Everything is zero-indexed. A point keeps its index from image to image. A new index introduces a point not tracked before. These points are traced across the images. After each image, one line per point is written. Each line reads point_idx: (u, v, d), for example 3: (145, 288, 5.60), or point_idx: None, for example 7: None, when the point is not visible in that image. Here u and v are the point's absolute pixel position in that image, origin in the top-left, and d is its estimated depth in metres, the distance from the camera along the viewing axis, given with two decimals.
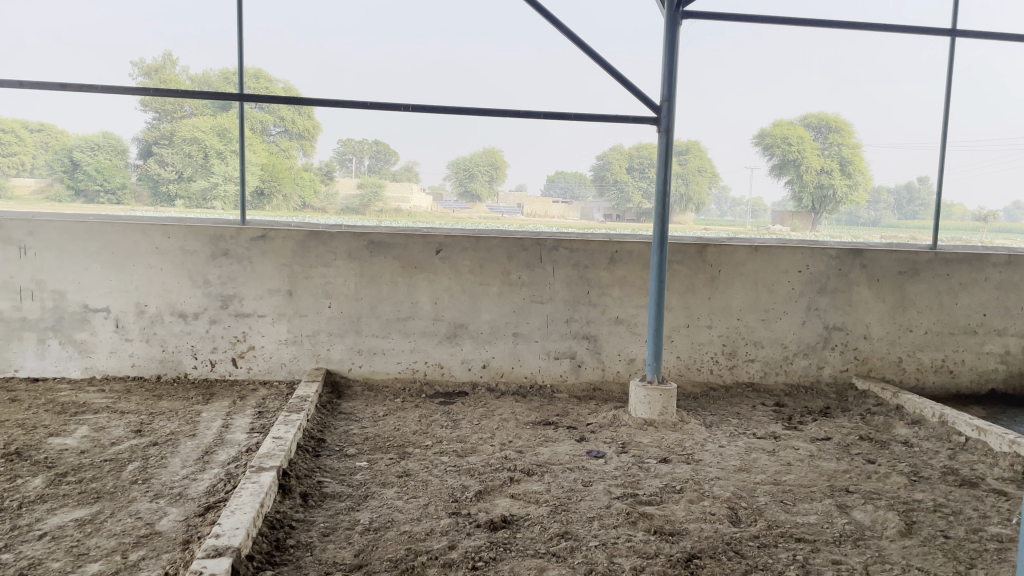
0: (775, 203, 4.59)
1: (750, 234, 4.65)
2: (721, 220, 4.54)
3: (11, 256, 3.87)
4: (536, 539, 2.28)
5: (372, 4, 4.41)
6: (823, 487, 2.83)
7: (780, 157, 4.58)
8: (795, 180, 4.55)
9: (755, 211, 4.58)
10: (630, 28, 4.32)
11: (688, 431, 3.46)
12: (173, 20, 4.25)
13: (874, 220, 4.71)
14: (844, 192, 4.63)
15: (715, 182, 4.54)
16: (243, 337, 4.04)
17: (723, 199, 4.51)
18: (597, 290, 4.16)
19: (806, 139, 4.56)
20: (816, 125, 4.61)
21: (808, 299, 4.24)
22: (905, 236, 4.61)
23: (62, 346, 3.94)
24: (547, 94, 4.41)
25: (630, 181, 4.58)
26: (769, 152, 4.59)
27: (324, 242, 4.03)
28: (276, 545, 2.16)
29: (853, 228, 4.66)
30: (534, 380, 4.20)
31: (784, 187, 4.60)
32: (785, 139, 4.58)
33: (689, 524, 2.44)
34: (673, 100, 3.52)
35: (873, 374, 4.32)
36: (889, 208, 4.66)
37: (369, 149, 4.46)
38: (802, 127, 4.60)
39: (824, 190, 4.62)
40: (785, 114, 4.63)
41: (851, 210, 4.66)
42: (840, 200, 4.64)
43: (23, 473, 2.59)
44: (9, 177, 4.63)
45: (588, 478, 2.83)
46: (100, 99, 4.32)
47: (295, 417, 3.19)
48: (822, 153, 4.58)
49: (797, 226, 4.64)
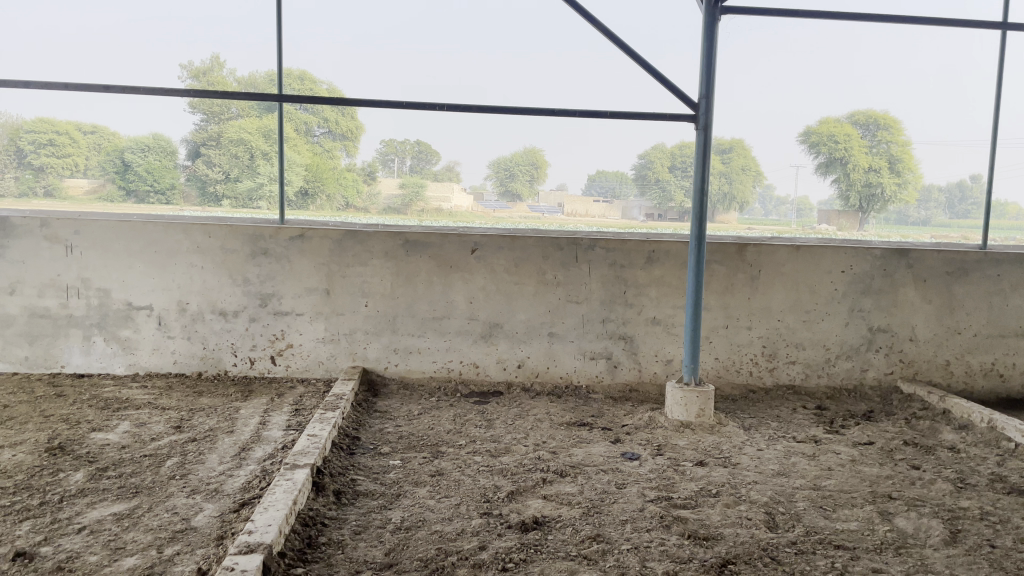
0: (821, 202, 4.52)
1: (795, 234, 4.57)
2: (766, 219, 4.50)
3: (59, 255, 3.97)
4: (567, 542, 2.25)
5: (408, 5, 4.41)
6: (864, 493, 2.76)
7: (826, 156, 4.47)
8: (841, 179, 4.47)
9: (801, 210, 4.51)
10: (668, 25, 4.27)
11: (726, 434, 3.40)
12: (214, 25, 4.33)
13: (924, 220, 4.54)
14: (892, 190, 4.48)
15: (759, 181, 4.47)
16: (281, 335, 4.09)
17: (768, 199, 4.45)
18: (634, 290, 4.12)
19: (852, 137, 4.44)
20: (863, 122, 4.45)
21: (851, 300, 4.14)
22: (956, 236, 4.50)
23: (107, 343, 4.03)
24: (588, 94, 4.36)
25: (672, 180, 4.56)
26: (814, 150, 4.46)
27: (361, 242, 4.06)
28: (308, 542, 2.18)
29: (902, 228, 4.52)
30: (570, 380, 4.17)
31: (830, 185, 4.53)
32: (831, 138, 4.44)
33: (724, 529, 2.39)
34: (711, 96, 3.46)
35: (919, 377, 4.20)
36: (940, 207, 4.49)
37: (411, 149, 4.47)
38: (849, 124, 4.45)
39: (873, 189, 4.50)
40: (832, 111, 4.45)
41: (899, 209, 4.50)
42: (889, 199, 4.48)
43: (66, 467, 2.65)
44: (60, 178, 4.48)
45: (622, 480, 2.79)
46: (152, 102, 4.37)
47: (330, 415, 3.21)
48: (870, 151, 4.46)
49: (843, 226, 4.52)
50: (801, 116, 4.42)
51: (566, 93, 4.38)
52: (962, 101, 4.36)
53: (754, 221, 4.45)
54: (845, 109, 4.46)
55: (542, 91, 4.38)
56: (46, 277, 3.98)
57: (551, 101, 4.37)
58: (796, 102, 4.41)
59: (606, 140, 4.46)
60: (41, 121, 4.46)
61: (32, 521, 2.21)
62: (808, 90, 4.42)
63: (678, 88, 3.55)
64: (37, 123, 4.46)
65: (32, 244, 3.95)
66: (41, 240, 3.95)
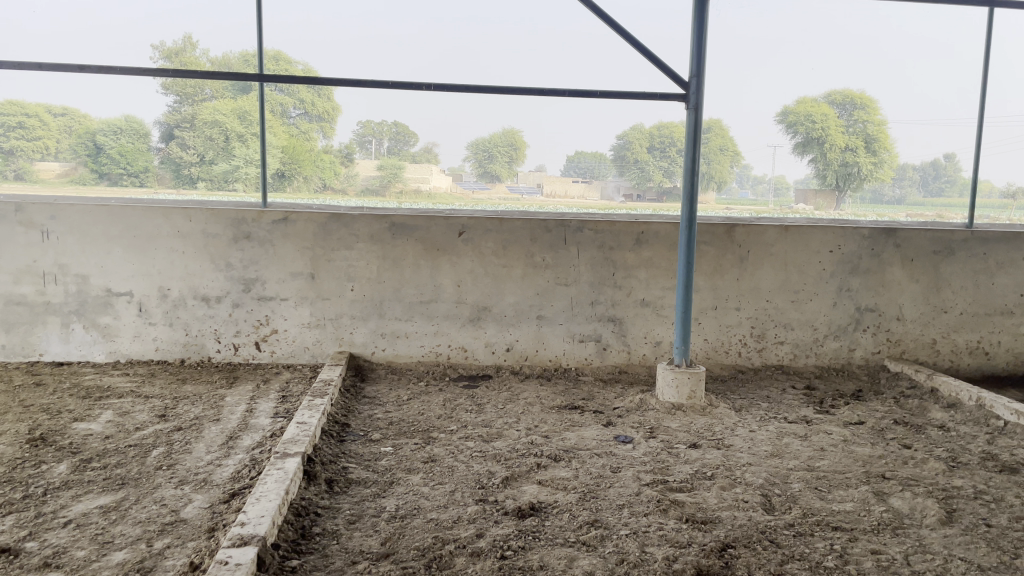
0: (798, 181, 4.50)
1: (773, 214, 4.56)
2: (743, 199, 4.49)
3: (34, 240, 3.86)
4: (565, 527, 2.23)
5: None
6: (859, 474, 2.76)
7: (803, 135, 4.45)
8: (818, 158, 4.46)
9: (777, 189, 4.51)
10: (656, 5, 4.22)
11: (718, 416, 3.40)
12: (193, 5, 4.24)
13: (899, 198, 4.54)
14: (868, 169, 4.48)
15: (737, 161, 4.47)
16: (266, 321, 4.02)
17: (745, 178, 4.45)
18: (623, 272, 4.09)
19: (829, 117, 4.41)
20: (840, 102, 4.42)
21: (839, 280, 4.14)
22: (931, 215, 4.53)
23: (86, 330, 3.94)
24: (579, 74, 4.31)
25: (650, 160, 4.52)
26: (791, 130, 4.45)
27: (345, 225, 3.99)
28: (302, 533, 2.13)
29: (878, 207, 4.50)
30: (559, 363, 4.15)
31: (807, 164, 4.51)
32: (808, 117, 4.42)
33: (722, 512, 2.38)
34: (702, 75, 3.42)
35: (906, 356, 4.22)
36: (914, 185, 4.50)
37: (389, 130, 4.41)
38: (825, 104, 4.42)
39: (849, 168, 4.50)
40: (808, 91, 4.43)
41: (875, 188, 4.51)
42: (865, 178, 4.49)
43: (48, 459, 2.58)
44: (32, 162, 4.37)
45: (617, 464, 2.77)
46: (122, 83, 4.24)
47: (318, 401, 3.16)
48: (846, 130, 4.44)
49: (820, 205, 4.52)
50: (782, 94, 4.40)
51: (557, 74, 4.31)
52: (948, 78, 4.37)
53: (732, 201, 4.46)
54: (820, 90, 4.44)
55: (532, 71, 4.29)
56: (21, 264, 3.87)
57: (542, 82, 4.30)
58: (781, 82, 4.39)
59: (590, 121, 4.42)
60: (7, 103, 4.27)
61: (14, 515, 2.15)
62: (793, 72, 4.39)
63: (669, 67, 3.51)
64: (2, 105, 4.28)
65: (6, 230, 3.84)
66: (15, 225, 3.84)
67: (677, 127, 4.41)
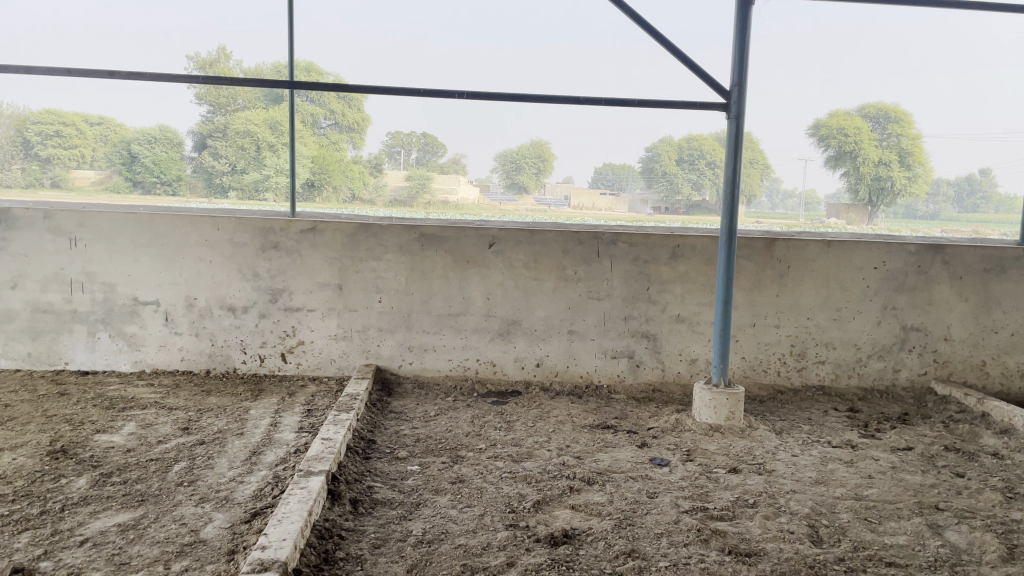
0: (829, 195, 4.43)
1: (803, 227, 4.56)
2: (773, 213, 4.45)
3: (62, 247, 3.83)
4: (600, 558, 2.11)
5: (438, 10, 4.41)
6: (910, 504, 2.60)
7: (836, 149, 4.38)
8: (851, 171, 4.39)
9: (808, 204, 4.45)
10: (701, 25, 4.20)
11: (758, 439, 3.25)
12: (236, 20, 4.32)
13: (933, 213, 4.51)
14: (902, 183, 4.41)
15: (766, 174, 4.41)
16: (292, 332, 3.96)
17: (775, 192, 4.39)
18: (657, 286, 3.97)
19: (862, 130, 4.35)
20: (874, 115, 4.36)
21: (884, 298, 3.98)
22: (966, 231, 4.57)
23: (112, 339, 3.90)
24: (608, 81, 4.35)
25: (679, 173, 4.49)
26: (824, 143, 4.38)
27: (374, 235, 3.91)
28: (325, 558, 2.04)
29: (911, 222, 4.47)
30: (590, 380, 4.03)
31: (839, 178, 4.44)
32: (841, 131, 4.35)
33: (767, 544, 2.24)
34: (744, 84, 3.29)
35: (953, 378, 4.05)
36: (948, 201, 4.48)
37: (417, 141, 4.45)
38: (858, 118, 4.36)
39: (882, 182, 4.41)
40: (840, 103, 4.37)
41: (908, 202, 4.44)
42: (898, 193, 4.41)
43: (68, 473, 2.51)
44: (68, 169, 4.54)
45: (653, 489, 2.65)
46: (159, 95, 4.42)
47: (345, 416, 3.07)
48: (879, 144, 4.36)
49: (852, 220, 4.46)
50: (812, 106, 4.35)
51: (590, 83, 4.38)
52: (985, 90, 4.37)
53: (761, 215, 4.44)
54: (853, 103, 4.37)
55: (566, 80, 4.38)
56: (49, 271, 3.84)
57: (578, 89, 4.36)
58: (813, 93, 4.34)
59: (612, 130, 4.44)
60: (47, 112, 4.63)
61: (30, 532, 2.08)
62: (836, 79, 4.35)
63: (709, 74, 3.36)
64: (42, 113, 4.63)
65: (35, 237, 3.81)
66: (43, 232, 3.81)
67: (707, 139, 4.37)
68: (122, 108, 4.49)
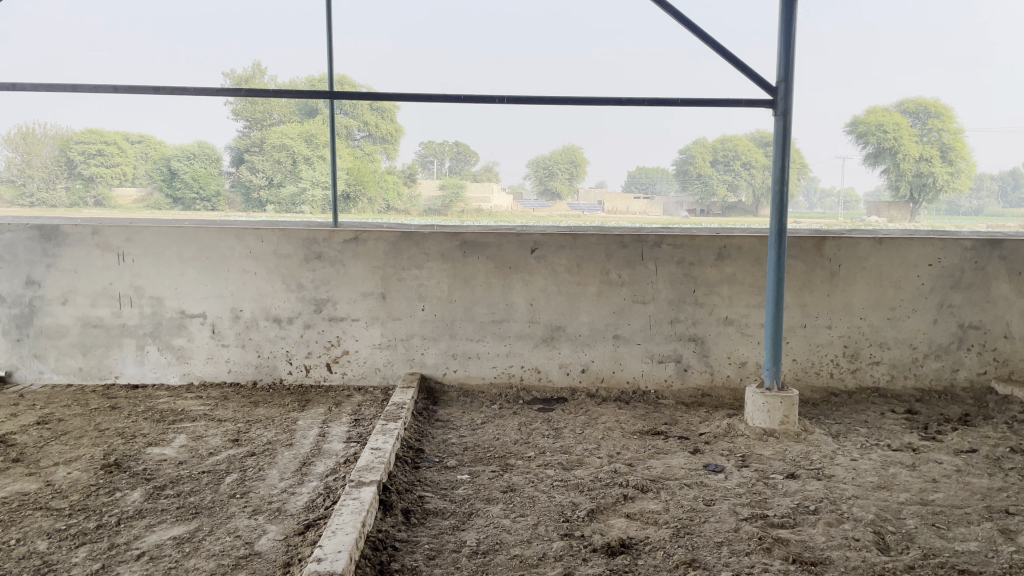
0: (868, 194, 4.40)
1: (843, 227, 4.46)
2: (812, 212, 4.40)
3: (110, 263, 3.88)
4: (660, 568, 2.05)
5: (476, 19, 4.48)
6: (979, 509, 2.50)
7: (874, 145, 4.37)
8: (891, 168, 4.31)
9: (848, 202, 4.42)
10: (742, 25, 4.16)
11: (814, 443, 3.17)
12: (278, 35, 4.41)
13: (978, 209, 4.41)
14: (946, 179, 4.28)
15: (804, 173, 4.41)
16: (337, 342, 3.96)
17: (813, 190, 4.37)
18: (704, 289, 3.89)
19: (902, 124, 4.32)
20: (914, 110, 4.32)
21: (939, 295, 3.87)
22: (1013, 226, 4.48)
23: (160, 352, 3.94)
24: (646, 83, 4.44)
25: (714, 174, 4.50)
26: (862, 140, 4.41)
27: (416, 244, 3.90)
28: (380, 570, 2.01)
29: (955, 218, 4.34)
30: (637, 385, 3.97)
31: (880, 175, 4.38)
32: (880, 127, 4.37)
33: (832, 552, 2.16)
34: (790, 80, 3.21)
35: (1015, 378, 3.90)
36: (993, 196, 4.43)
37: (450, 150, 4.51)
38: (898, 113, 4.36)
39: (925, 178, 4.30)
40: (879, 101, 4.41)
41: (952, 198, 4.32)
42: (942, 189, 4.28)
43: (122, 486, 2.53)
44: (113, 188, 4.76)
45: (709, 496, 2.58)
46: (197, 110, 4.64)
47: (392, 426, 3.06)
48: (921, 139, 4.29)
49: (894, 218, 4.35)
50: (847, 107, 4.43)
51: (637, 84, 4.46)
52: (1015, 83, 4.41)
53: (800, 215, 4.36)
54: (891, 99, 4.39)
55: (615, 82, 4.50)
56: (98, 286, 3.89)
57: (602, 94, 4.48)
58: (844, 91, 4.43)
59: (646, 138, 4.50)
60: (88, 132, 4.93)
61: (88, 546, 2.09)
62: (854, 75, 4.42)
63: (754, 72, 3.28)
64: (82, 134, 4.92)
65: (84, 252, 3.87)
66: (92, 248, 3.87)
67: (742, 139, 4.40)
68: (166, 124, 4.81)
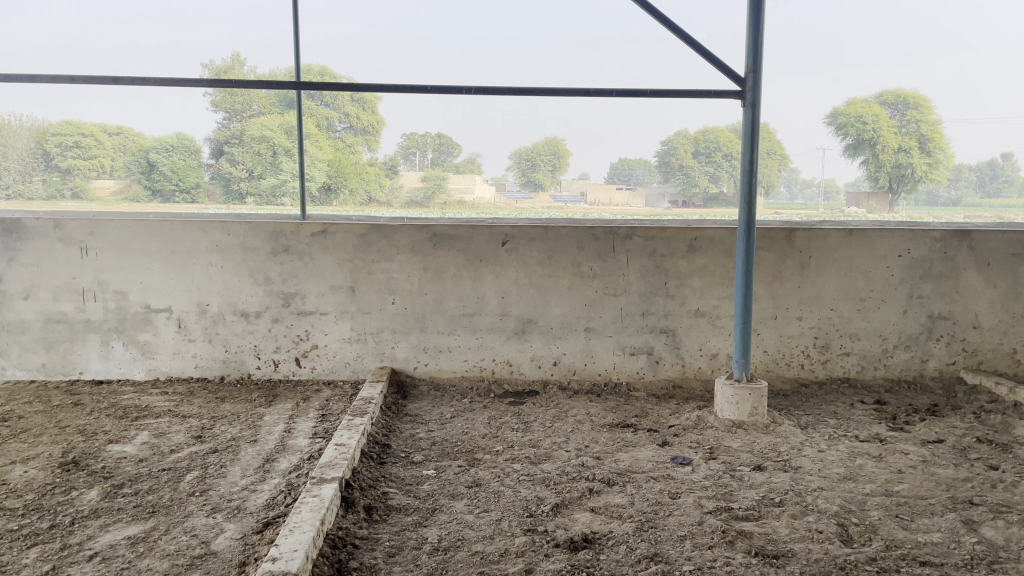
0: (849, 184, 4.38)
1: (823, 218, 4.53)
2: (792, 203, 4.50)
3: (73, 257, 3.81)
4: (621, 563, 2.04)
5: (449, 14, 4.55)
6: (943, 500, 2.51)
7: (854, 137, 4.38)
8: (870, 159, 4.35)
9: (827, 193, 4.45)
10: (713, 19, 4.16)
11: (782, 434, 3.17)
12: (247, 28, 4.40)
13: (956, 200, 4.44)
14: (923, 171, 4.37)
15: (784, 165, 4.48)
16: (306, 336, 3.91)
17: (793, 181, 4.45)
18: (675, 281, 3.88)
19: (880, 117, 4.40)
20: (892, 102, 4.40)
21: (909, 286, 3.88)
22: (990, 215, 4.57)
23: (125, 347, 3.87)
24: (612, 75, 4.68)
25: (696, 166, 4.47)
26: (842, 132, 4.39)
27: (385, 236, 3.86)
28: (338, 568, 1.98)
29: (936, 209, 4.30)
30: (609, 377, 3.96)
31: (859, 167, 4.39)
32: (859, 118, 4.38)
33: (795, 545, 2.16)
34: (759, 71, 3.19)
35: (984, 368, 3.93)
36: (971, 186, 4.45)
37: (433, 143, 4.82)
38: (876, 104, 4.44)
39: (903, 169, 4.36)
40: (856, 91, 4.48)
41: (930, 189, 4.34)
42: (919, 180, 4.36)
43: (79, 485, 2.48)
44: (92, 179, 5.17)
45: (675, 489, 2.57)
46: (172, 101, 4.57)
47: (358, 421, 3.02)
48: (898, 130, 4.37)
49: (873, 208, 4.36)
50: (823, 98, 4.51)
51: (630, 71, 4.54)
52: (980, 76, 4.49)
53: (780, 205, 4.46)
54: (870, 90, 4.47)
55: (605, 73, 4.71)
56: (61, 281, 3.82)
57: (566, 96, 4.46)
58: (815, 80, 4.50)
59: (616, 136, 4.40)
60: (65, 124, 5.11)
61: (39, 547, 2.04)
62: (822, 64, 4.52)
63: (723, 62, 3.25)
64: (59, 125, 5.11)
65: (46, 246, 3.80)
66: (54, 242, 3.79)
67: (723, 131, 4.39)
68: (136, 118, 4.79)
